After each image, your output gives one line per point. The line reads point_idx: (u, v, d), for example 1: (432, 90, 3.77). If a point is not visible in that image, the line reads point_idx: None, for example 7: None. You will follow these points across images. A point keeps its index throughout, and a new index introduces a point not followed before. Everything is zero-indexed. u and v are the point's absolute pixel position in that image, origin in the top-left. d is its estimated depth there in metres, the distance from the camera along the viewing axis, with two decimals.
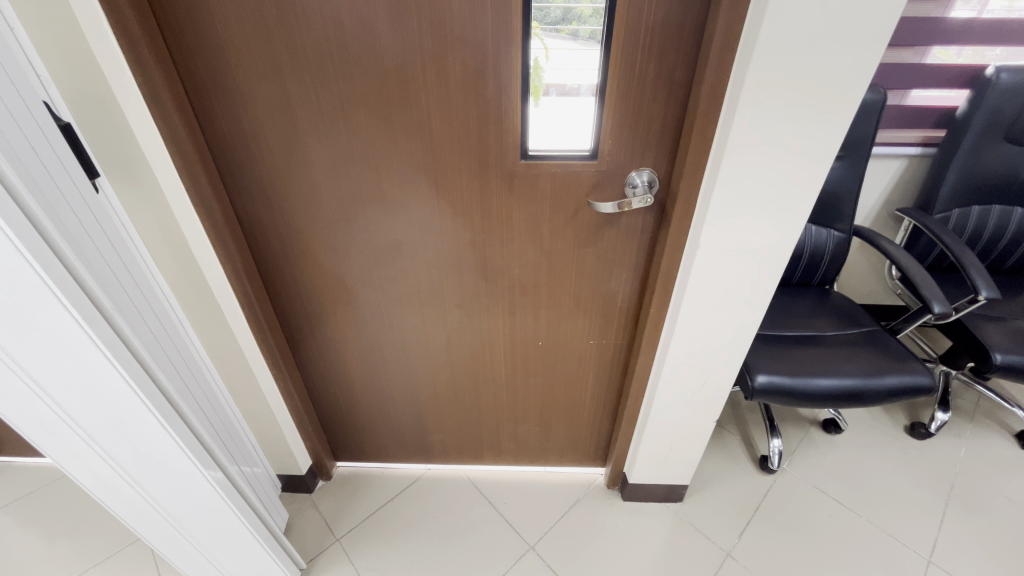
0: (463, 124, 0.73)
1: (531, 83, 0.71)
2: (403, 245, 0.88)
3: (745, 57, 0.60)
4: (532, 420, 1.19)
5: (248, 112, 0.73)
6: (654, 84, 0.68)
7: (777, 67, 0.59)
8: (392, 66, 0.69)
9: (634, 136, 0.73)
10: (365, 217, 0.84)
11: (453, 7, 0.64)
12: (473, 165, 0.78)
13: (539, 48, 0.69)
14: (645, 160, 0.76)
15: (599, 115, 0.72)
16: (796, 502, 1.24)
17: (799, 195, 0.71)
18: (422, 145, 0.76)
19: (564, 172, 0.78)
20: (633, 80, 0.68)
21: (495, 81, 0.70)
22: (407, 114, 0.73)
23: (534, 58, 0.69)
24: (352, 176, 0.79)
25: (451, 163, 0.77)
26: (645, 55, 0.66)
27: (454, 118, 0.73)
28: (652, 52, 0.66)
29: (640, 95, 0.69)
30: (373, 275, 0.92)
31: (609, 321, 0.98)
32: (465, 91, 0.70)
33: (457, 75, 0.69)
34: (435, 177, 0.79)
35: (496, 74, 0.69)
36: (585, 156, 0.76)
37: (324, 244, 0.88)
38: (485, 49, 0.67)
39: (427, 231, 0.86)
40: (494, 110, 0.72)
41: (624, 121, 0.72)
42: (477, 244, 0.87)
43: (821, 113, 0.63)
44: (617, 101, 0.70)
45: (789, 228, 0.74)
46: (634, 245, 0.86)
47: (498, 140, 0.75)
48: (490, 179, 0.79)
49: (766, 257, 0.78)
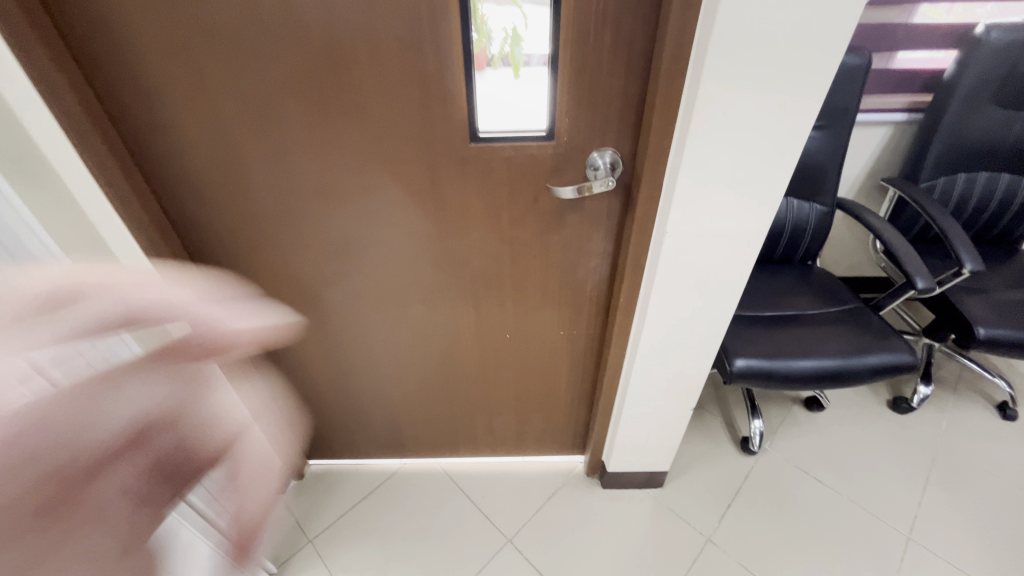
0: (405, 105, 0.66)
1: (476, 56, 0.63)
2: (355, 239, 0.82)
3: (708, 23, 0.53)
4: (506, 412, 1.15)
5: (162, 97, 0.65)
6: (611, 54, 0.61)
7: (741, 35, 0.53)
8: (318, 41, 0.61)
9: (593, 114, 0.67)
10: (309, 210, 0.78)
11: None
12: (419, 151, 0.71)
13: (498, 29, 0.62)
14: (606, 140, 0.69)
15: (554, 91, 0.65)
16: (777, 484, 1.22)
17: (773, 175, 0.65)
18: (362, 132, 0.69)
19: (518, 155, 0.71)
20: (586, 51, 0.61)
21: (432, 57, 0.62)
22: (341, 97, 0.65)
23: (491, 47, 0.63)
24: (289, 167, 0.72)
25: (397, 149, 0.70)
26: (599, 21, 0.59)
27: (394, 101, 0.66)
28: (606, 17, 0.59)
29: (597, 66, 0.62)
30: (325, 271, 0.86)
31: (578, 311, 0.93)
32: (403, 68, 0.63)
33: (392, 52, 0.62)
34: (380, 166, 0.72)
35: (435, 48, 0.61)
36: (541, 137, 0.69)
37: (268, 240, 0.82)
38: (419, 23, 0.59)
39: (378, 224, 0.79)
40: (436, 89, 0.65)
41: (580, 96, 0.65)
42: (432, 236, 0.81)
43: (790, 87, 0.57)
44: (571, 74, 0.63)
45: (760, 211, 0.69)
46: (599, 231, 0.80)
47: (444, 121, 0.68)
48: (442, 165, 0.72)
49: (738, 242, 0.73)
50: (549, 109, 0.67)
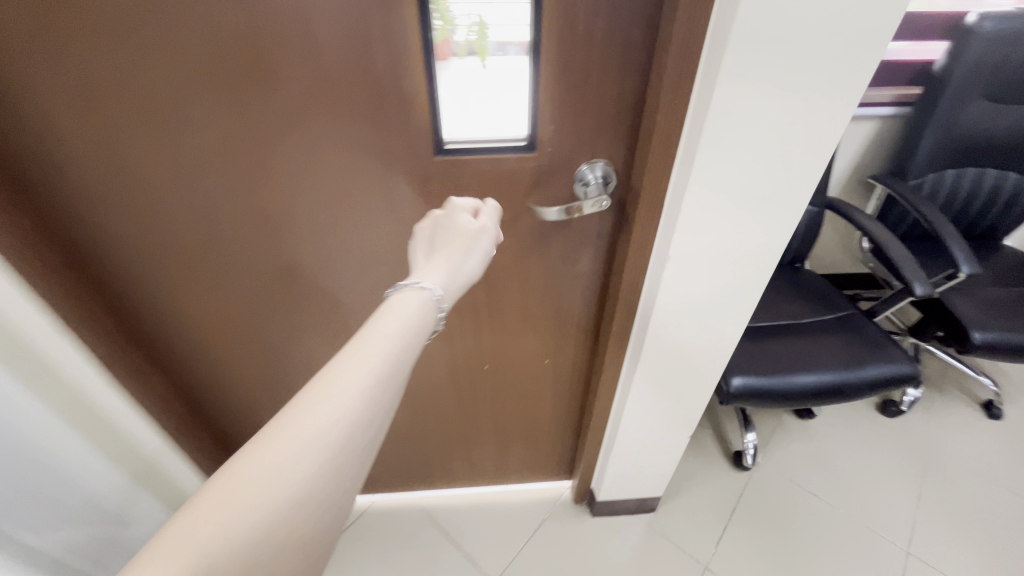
0: (353, 113, 0.53)
1: (439, 51, 0.51)
2: (302, 272, 0.68)
3: (727, 13, 0.43)
4: (485, 442, 1.05)
5: (26, 106, 0.49)
6: (604, 49, 0.50)
7: (766, 27, 0.42)
8: (234, 35, 0.47)
9: (581, 121, 0.56)
10: (241, 239, 0.63)
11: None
12: (373, 164, 0.58)
13: (464, 15, 0.50)
14: (597, 150, 0.58)
15: (535, 93, 0.54)
16: (773, 501, 1.17)
17: (793, 192, 0.55)
18: (302, 147, 0.56)
19: (493, 170, 0.59)
20: (573, 45, 0.50)
21: (383, 55, 0.50)
22: (271, 104, 0.52)
23: (458, 35, 0.51)
24: (210, 188, 0.58)
25: (346, 165, 0.58)
26: (590, 8, 0.48)
27: (338, 108, 0.53)
28: (597, 4, 0.48)
29: (587, 63, 0.51)
30: (269, 309, 0.73)
31: (564, 337, 0.83)
32: (348, 65, 0.50)
33: (333, 43, 0.49)
34: (328, 186, 0.59)
35: (387, 38, 0.49)
36: (520, 148, 0.58)
37: (191, 276, 0.66)
38: (365, 11, 0.47)
39: (328, 252, 0.67)
40: (392, 90, 0.52)
41: (566, 99, 0.54)
42: (393, 261, 0.68)
43: (820, 90, 0.47)
44: (556, 73, 0.52)
45: (776, 233, 0.60)
46: (588, 252, 0.70)
47: (402, 129, 0.55)
48: (401, 183, 0.60)
49: (748, 265, 0.63)
50: (530, 115, 0.56)
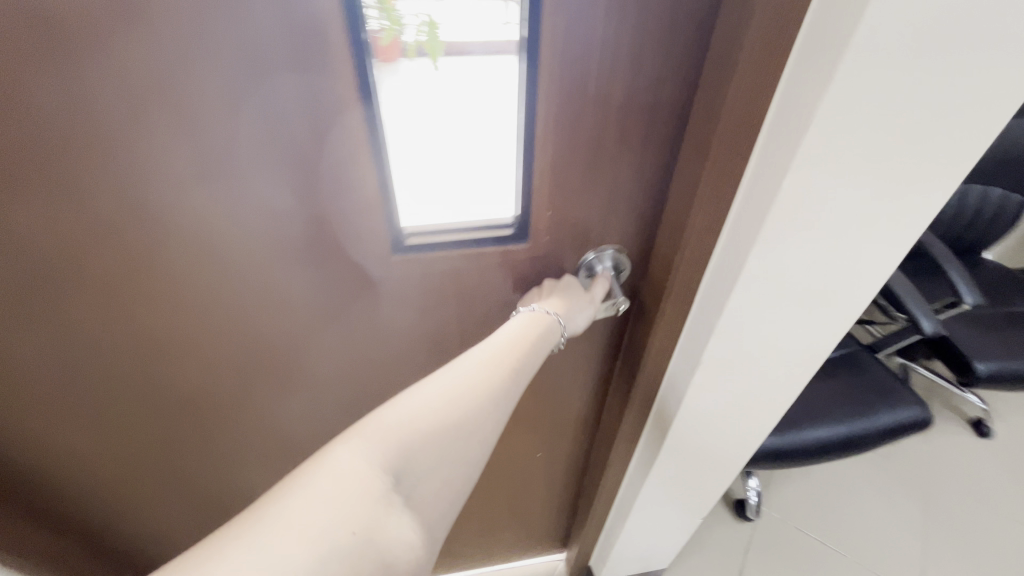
0: (296, 212, 0.38)
1: (381, 69, 0.34)
2: (227, 403, 0.51)
3: (804, 75, 0.31)
4: (468, 532, 0.90)
5: None
6: (620, 120, 0.38)
7: (864, 94, 0.31)
8: (113, 114, 0.30)
9: (587, 205, 0.43)
10: (119, 381, 0.44)
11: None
12: (303, 270, 0.42)
13: (413, 11, 0.33)
14: (606, 234, 0.46)
15: (528, 173, 0.40)
16: (782, 554, 1.09)
17: (862, 282, 0.44)
18: (233, 257, 0.39)
19: (473, 265, 0.45)
20: (581, 112, 0.37)
21: (341, 137, 0.35)
22: (178, 207, 0.35)
23: (405, 35, 0.34)
24: (56, 328, 0.39)
25: (296, 273, 0.42)
26: (604, 70, 0.35)
27: (280, 206, 0.37)
28: (616, 59, 0.35)
29: (597, 138, 0.39)
30: (197, 446, 0.54)
31: (561, 427, 0.69)
32: (254, 149, 0.34)
33: (228, 121, 0.32)
34: (272, 300, 0.43)
35: (310, 111, 0.33)
36: (506, 238, 0.44)
37: (47, 437, 0.46)
38: (312, 83, 0.32)
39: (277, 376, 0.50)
40: (323, 178, 0.37)
41: (570, 180, 0.41)
42: (343, 375, 0.53)
43: (914, 171, 0.36)
44: (556, 150, 0.39)
45: (833, 326, 0.48)
46: (594, 345, 0.57)
47: (341, 225, 0.40)
48: (368, 287, 0.45)
49: (796, 360, 0.52)
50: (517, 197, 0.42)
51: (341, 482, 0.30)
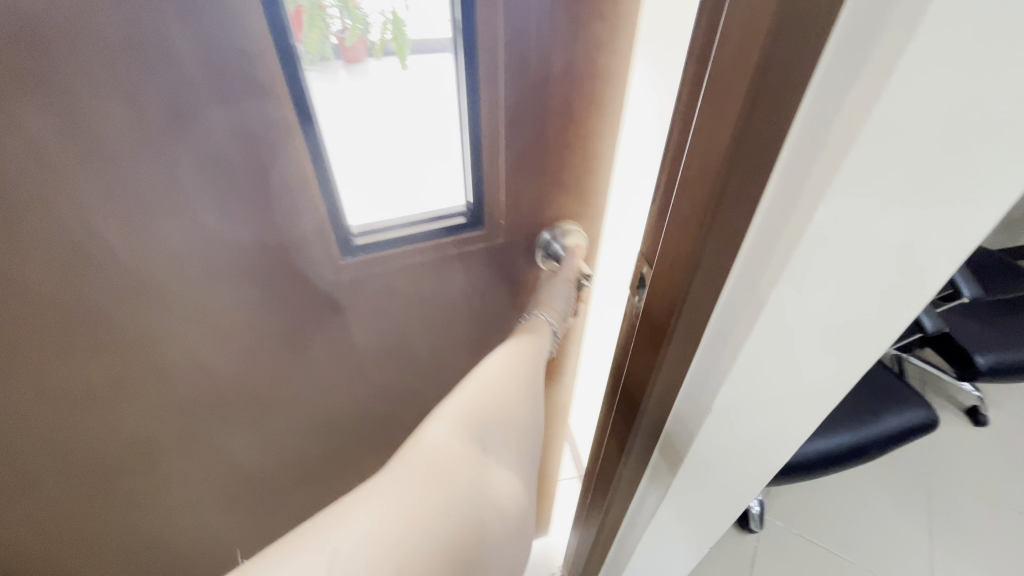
0: (235, 251, 0.36)
1: (351, 69, 0.34)
2: (171, 455, 0.47)
3: (843, 80, 0.23)
4: None
5: None
6: (566, 96, 0.37)
7: (930, 109, 0.22)
8: (54, 152, 0.28)
9: (542, 188, 0.42)
10: (40, 438, 0.40)
11: (175, 32, 0.26)
12: (252, 308, 0.40)
13: (378, 9, 0.32)
14: (561, 214, 0.45)
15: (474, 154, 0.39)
16: (784, 563, 1.04)
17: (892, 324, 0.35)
18: (190, 299, 0.37)
19: (426, 259, 0.43)
20: (526, 91, 0.36)
21: (302, 174, 0.34)
22: (119, 250, 0.32)
23: (371, 34, 0.33)
24: None
25: (256, 315, 0.40)
26: (546, 52, 0.34)
27: (239, 249, 0.36)
28: (553, 38, 0.34)
29: (545, 121, 0.38)
30: (134, 501, 0.49)
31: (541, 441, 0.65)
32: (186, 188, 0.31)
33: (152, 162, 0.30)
34: (231, 341, 0.41)
35: (247, 149, 0.31)
36: (460, 226, 0.43)
37: None
38: (276, 121, 0.31)
39: (230, 418, 0.47)
40: (262, 218, 0.35)
41: (519, 160, 0.39)
42: (295, 403, 0.49)
43: (978, 204, 0.27)
44: (506, 132, 0.37)
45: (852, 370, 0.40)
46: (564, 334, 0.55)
47: (287, 260, 0.38)
48: (323, 322, 0.44)
49: (805, 408, 0.44)
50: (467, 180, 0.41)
51: (436, 457, 0.35)
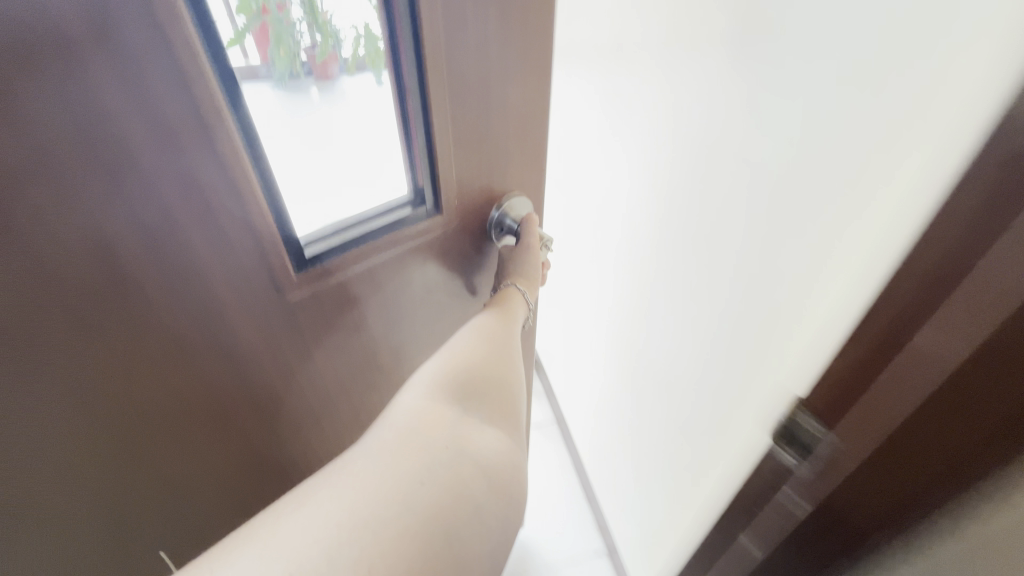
0: (216, 233, 0.60)
1: (330, 77, 0.71)
2: (195, 369, 0.70)
3: None
4: None
5: None
6: (467, 116, 0.76)
7: None
8: (55, 134, 0.46)
9: (466, 168, 0.81)
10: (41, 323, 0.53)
11: (141, 44, 0.46)
12: (232, 268, 0.65)
13: (345, 33, 0.68)
14: (476, 186, 0.85)
15: (426, 151, 0.77)
16: None
17: None
18: (190, 250, 0.60)
19: (404, 239, 0.83)
20: (440, 112, 0.72)
21: (249, 186, 0.61)
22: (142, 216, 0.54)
23: (342, 52, 0.70)
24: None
25: (220, 263, 0.63)
26: (453, 103, 0.72)
27: (233, 250, 0.63)
28: (439, 74, 0.69)
29: (461, 130, 0.76)
30: (190, 416, 0.75)
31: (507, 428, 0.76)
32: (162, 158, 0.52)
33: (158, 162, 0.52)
34: (222, 288, 0.66)
35: (211, 163, 0.56)
36: (426, 209, 0.83)
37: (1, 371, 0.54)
38: (220, 138, 0.55)
39: (200, 333, 0.68)
40: (232, 217, 0.61)
41: (455, 140, 0.76)
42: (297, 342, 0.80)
43: None
44: (444, 127, 0.74)
45: None
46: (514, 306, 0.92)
47: (255, 250, 0.65)
48: (283, 291, 0.72)
49: None
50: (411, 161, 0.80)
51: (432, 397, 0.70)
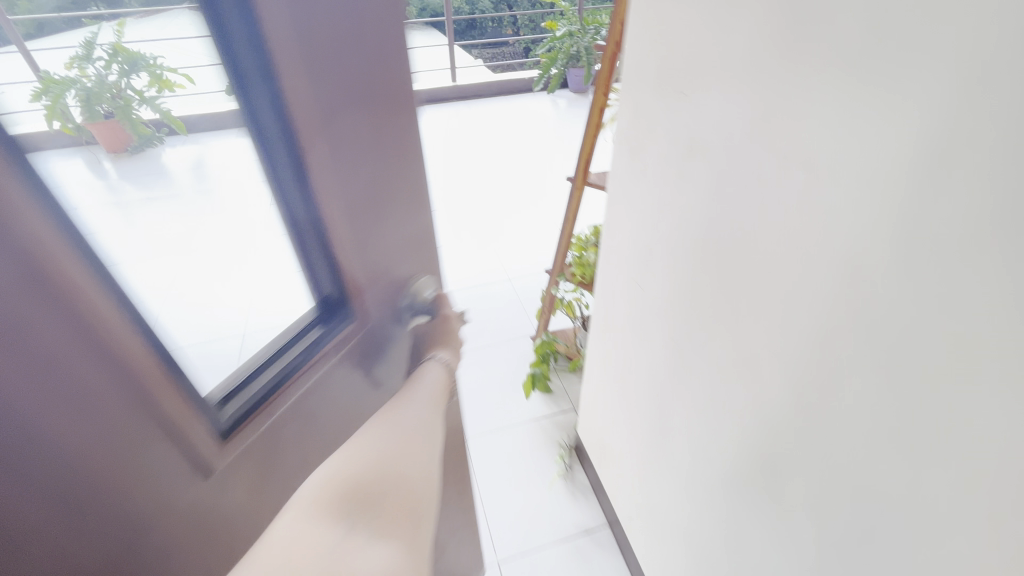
0: (40, 335, 0.46)
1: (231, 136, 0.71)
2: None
3: None
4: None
5: None
6: (354, 171, 0.74)
7: None
8: None
9: (360, 224, 0.79)
10: None
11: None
12: (47, 381, 0.47)
13: (148, 73, 0.64)
14: (370, 247, 0.83)
15: (309, 213, 0.75)
16: None
17: None
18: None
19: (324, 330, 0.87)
20: (333, 161, 0.71)
21: (72, 267, 0.47)
22: None
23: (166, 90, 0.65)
24: None
25: (53, 389, 0.47)
26: (336, 156, 0.71)
27: (51, 347, 0.46)
28: (323, 118, 0.67)
29: (348, 183, 0.74)
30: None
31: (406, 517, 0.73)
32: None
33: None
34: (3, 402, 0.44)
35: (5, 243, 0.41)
36: (334, 298, 0.86)
37: None
38: (16, 218, 0.42)
39: (26, 504, 0.48)
40: (45, 316, 0.45)
41: (344, 205, 0.75)
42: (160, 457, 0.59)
43: None
44: (332, 188, 0.72)
45: None
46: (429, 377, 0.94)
47: (89, 348, 0.50)
48: (156, 387, 0.57)
49: None
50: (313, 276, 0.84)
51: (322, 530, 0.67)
